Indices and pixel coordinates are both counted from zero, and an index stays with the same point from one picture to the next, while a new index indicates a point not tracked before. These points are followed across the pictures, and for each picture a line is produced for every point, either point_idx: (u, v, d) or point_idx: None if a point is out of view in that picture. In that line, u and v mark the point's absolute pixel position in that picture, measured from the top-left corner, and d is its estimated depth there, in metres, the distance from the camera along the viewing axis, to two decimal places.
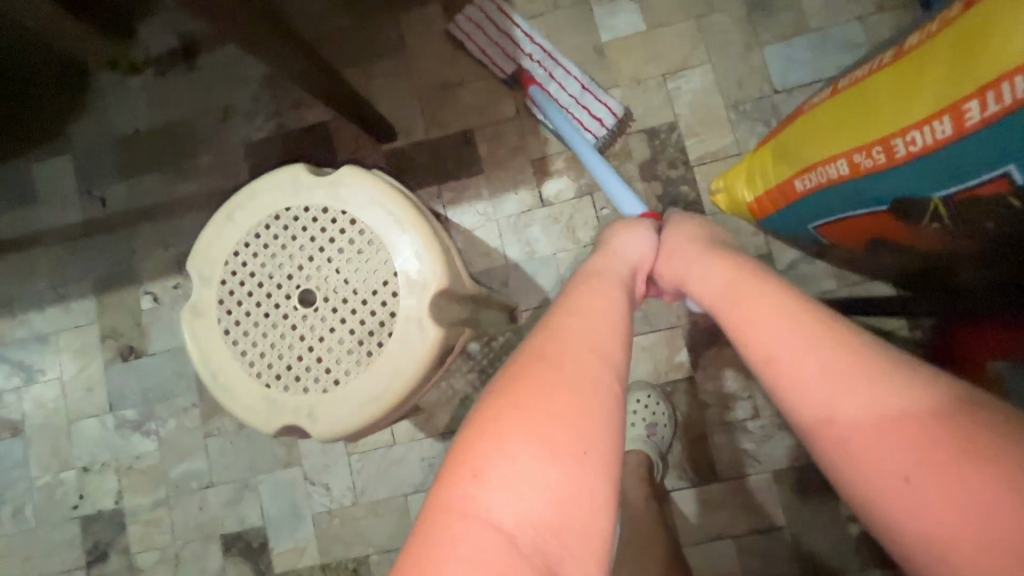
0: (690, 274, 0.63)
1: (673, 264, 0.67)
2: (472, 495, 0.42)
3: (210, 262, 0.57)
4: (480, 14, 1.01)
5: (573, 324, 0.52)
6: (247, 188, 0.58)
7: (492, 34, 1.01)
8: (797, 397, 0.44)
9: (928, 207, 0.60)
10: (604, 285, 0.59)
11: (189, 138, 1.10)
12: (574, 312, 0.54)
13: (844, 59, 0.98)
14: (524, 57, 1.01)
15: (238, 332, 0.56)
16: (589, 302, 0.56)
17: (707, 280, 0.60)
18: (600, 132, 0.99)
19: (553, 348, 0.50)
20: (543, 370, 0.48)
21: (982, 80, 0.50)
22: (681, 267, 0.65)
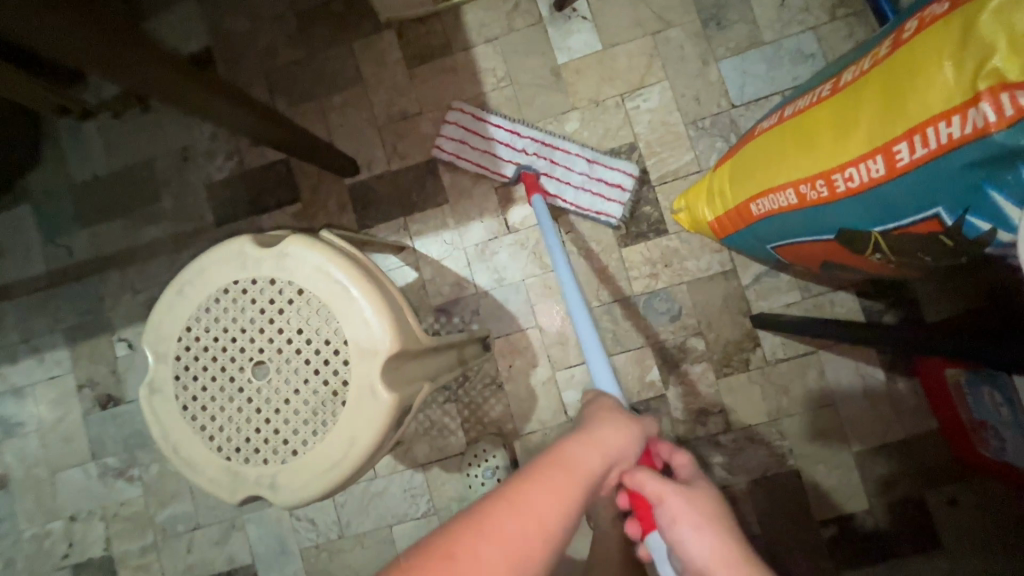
0: (694, 535, 0.51)
1: (673, 503, 0.54)
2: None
3: (162, 339, 0.57)
4: (460, 130, 1.02)
5: (506, 519, 0.41)
6: (193, 263, 0.58)
7: (479, 145, 1.01)
8: None
9: (869, 239, 0.61)
10: (560, 473, 0.47)
11: (151, 181, 1.10)
12: (508, 496, 0.43)
13: (799, 70, 0.98)
14: (520, 155, 1.00)
15: (195, 407, 0.56)
16: (528, 496, 0.43)
17: (723, 558, 0.49)
18: (624, 197, 0.98)
19: (468, 541, 0.39)
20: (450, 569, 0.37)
21: (908, 123, 0.51)
22: (685, 519, 0.53)
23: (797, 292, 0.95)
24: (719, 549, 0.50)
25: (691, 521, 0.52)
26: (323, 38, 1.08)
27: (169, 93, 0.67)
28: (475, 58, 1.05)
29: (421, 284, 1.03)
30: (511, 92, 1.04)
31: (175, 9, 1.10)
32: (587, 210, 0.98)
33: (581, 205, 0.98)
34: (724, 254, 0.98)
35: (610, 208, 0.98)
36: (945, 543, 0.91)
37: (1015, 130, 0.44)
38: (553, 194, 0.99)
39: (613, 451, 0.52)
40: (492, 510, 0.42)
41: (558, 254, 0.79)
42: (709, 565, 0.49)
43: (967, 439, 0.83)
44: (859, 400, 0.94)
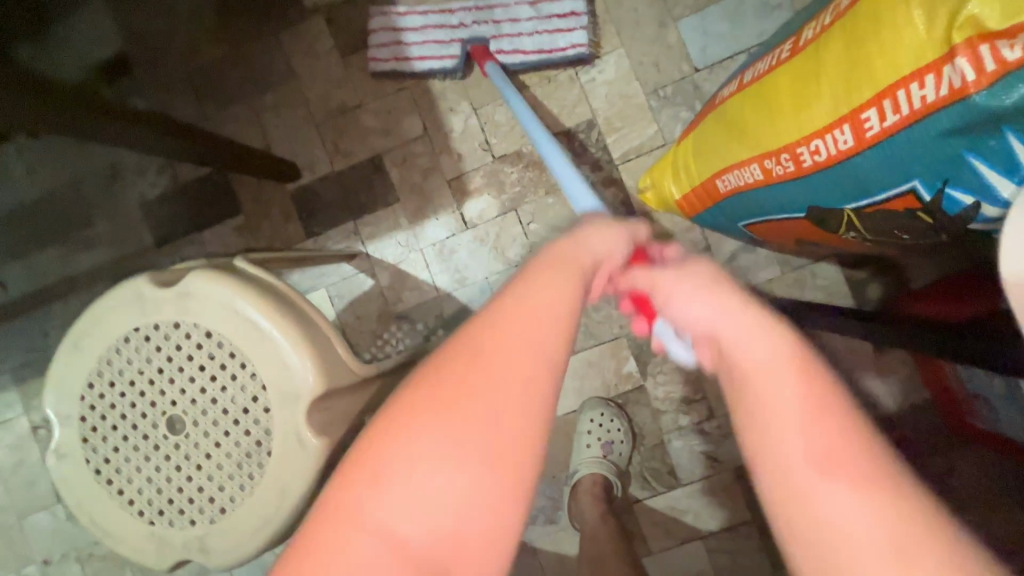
0: (688, 300, 0.37)
1: (665, 282, 0.39)
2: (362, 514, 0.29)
3: (64, 400, 0.52)
4: (389, 34, 0.94)
5: (509, 316, 0.32)
6: (89, 311, 0.52)
7: (414, 38, 0.94)
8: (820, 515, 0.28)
9: (842, 217, 0.55)
10: (558, 263, 0.36)
11: (80, 204, 1.02)
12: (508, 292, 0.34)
13: (765, 24, 0.89)
14: (463, 30, 0.93)
15: (110, 471, 0.51)
16: (528, 286, 0.34)
17: (731, 324, 0.34)
18: (584, 21, 0.91)
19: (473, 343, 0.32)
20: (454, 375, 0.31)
21: (878, 87, 0.44)
22: (681, 288, 0.38)
23: (777, 267, 0.89)
24: (737, 314, 0.34)
25: (678, 288, 0.38)
26: (248, 30, 0.99)
27: (70, 124, 0.62)
28: None
29: (379, 291, 0.97)
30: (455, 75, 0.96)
31: (82, 10, 1.00)
32: (552, 52, 0.91)
33: (542, 48, 0.91)
34: (696, 233, 0.91)
35: (573, 38, 0.91)
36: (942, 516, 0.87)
37: (995, 90, 0.38)
38: (511, 52, 0.92)
39: (595, 248, 0.40)
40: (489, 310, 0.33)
41: (547, 141, 0.71)
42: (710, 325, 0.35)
43: (958, 410, 0.77)
44: (846, 375, 0.90)
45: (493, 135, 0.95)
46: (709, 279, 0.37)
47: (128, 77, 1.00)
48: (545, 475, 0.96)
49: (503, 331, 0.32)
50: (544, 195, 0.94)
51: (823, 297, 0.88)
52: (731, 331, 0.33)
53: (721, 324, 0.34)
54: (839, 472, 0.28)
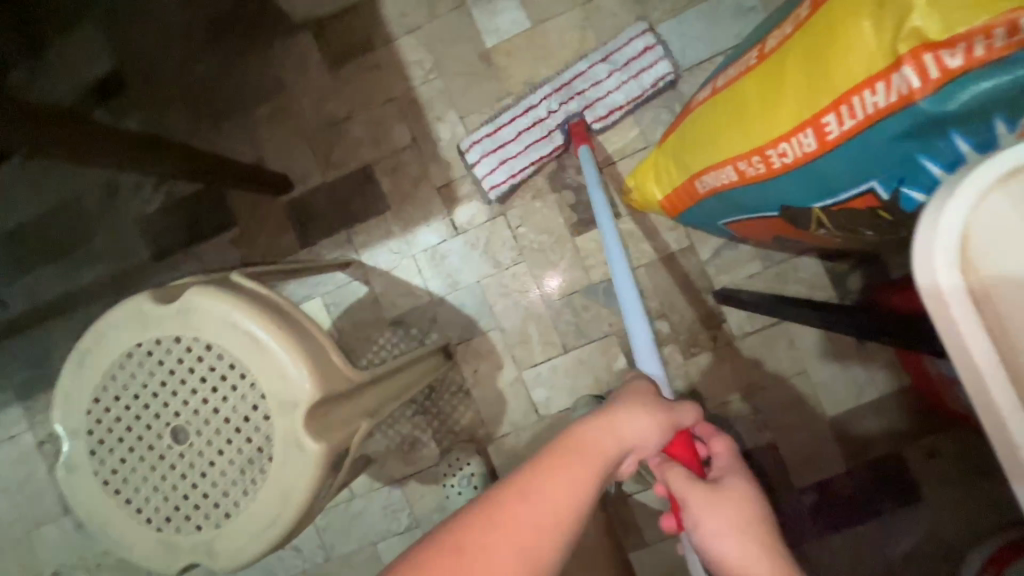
0: (723, 536, 0.43)
1: (701, 505, 0.45)
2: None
3: (71, 414, 0.54)
4: (483, 147, 0.92)
5: (520, 515, 0.37)
6: (93, 328, 0.54)
7: (509, 137, 0.92)
8: None
9: (811, 215, 0.57)
10: (578, 458, 0.41)
11: (77, 222, 1.04)
12: (525, 486, 0.38)
13: (740, 26, 0.92)
14: (555, 114, 0.91)
15: (118, 481, 0.53)
16: (546, 486, 0.39)
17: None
18: (659, 51, 0.89)
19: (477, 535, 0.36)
20: (452, 569, 0.34)
21: (835, 91, 0.46)
22: (714, 523, 0.44)
23: (759, 263, 0.92)
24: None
25: (716, 522, 0.44)
26: (236, 47, 1.01)
27: (76, 155, 0.66)
28: (399, 51, 0.99)
29: (374, 298, 0.99)
30: (441, 84, 0.98)
31: (72, 32, 1.02)
32: (645, 94, 0.90)
33: (637, 96, 0.90)
34: (680, 232, 0.94)
35: (657, 72, 0.89)
36: (925, 496, 0.89)
37: (938, 96, 0.41)
38: (607, 114, 0.90)
39: (635, 437, 0.44)
40: (513, 503, 0.37)
41: (608, 225, 0.71)
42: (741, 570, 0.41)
43: (939, 393, 0.80)
44: (829, 365, 0.92)
45: None
46: (742, 522, 0.43)
47: (119, 96, 1.02)
48: None
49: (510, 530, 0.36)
50: (532, 199, 0.97)
51: (805, 290, 0.91)
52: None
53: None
54: None
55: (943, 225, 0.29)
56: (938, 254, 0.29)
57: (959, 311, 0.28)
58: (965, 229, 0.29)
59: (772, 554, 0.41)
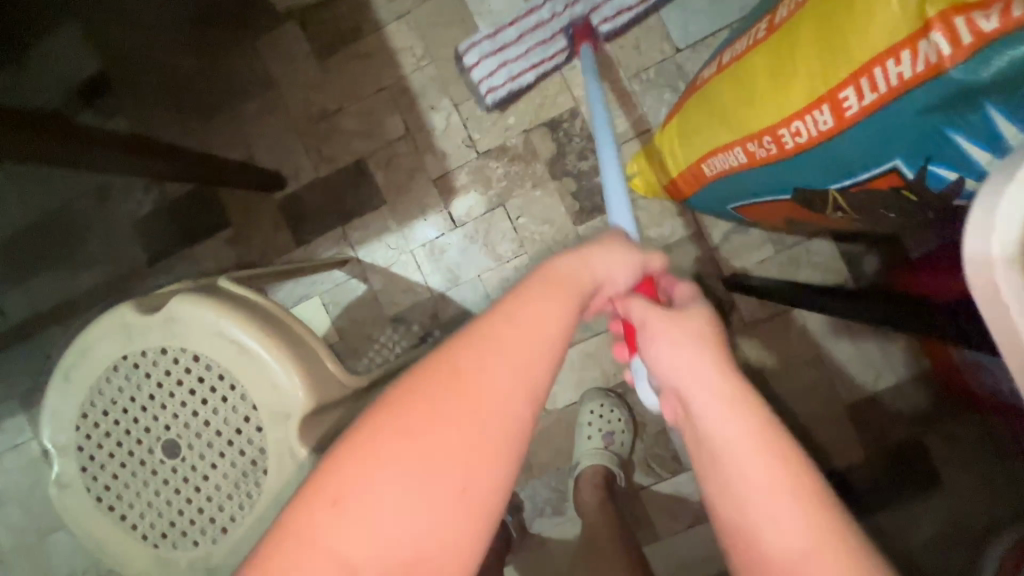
0: (671, 349, 0.40)
1: (653, 323, 0.42)
2: (327, 525, 0.31)
3: (60, 431, 0.52)
4: (485, 45, 0.91)
5: (502, 341, 0.35)
6: (76, 342, 0.52)
7: (512, 39, 0.90)
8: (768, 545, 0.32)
9: (827, 198, 0.53)
10: (559, 286, 0.39)
11: (70, 227, 1.02)
12: (505, 315, 0.36)
13: None
14: (558, 18, 0.90)
15: (111, 497, 0.52)
16: (526, 311, 0.37)
17: (696, 379, 0.38)
18: None
19: (462, 364, 0.34)
20: (440, 392, 0.33)
21: (854, 63, 0.43)
22: (662, 336, 0.41)
23: (770, 247, 0.88)
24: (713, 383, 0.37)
25: (665, 336, 0.41)
26: (221, 40, 0.97)
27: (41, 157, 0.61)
28: (388, 38, 0.95)
29: (373, 295, 0.97)
30: (433, 71, 0.95)
31: (53, 31, 0.99)
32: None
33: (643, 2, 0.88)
34: (686, 217, 0.90)
35: None
36: (947, 483, 0.86)
37: (972, 64, 0.37)
38: (614, 15, 0.88)
39: (605, 268, 0.43)
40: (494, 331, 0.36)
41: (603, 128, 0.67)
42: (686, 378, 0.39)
43: (963, 379, 0.76)
44: (845, 351, 0.89)
45: (476, 130, 0.94)
46: (693, 332, 0.41)
47: (104, 95, 0.99)
48: (550, 467, 0.96)
49: (494, 354, 0.35)
50: (532, 188, 0.93)
51: (819, 274, 0.87)
52: (701, 389, 0.37)
53: (695, 383, 0.38)
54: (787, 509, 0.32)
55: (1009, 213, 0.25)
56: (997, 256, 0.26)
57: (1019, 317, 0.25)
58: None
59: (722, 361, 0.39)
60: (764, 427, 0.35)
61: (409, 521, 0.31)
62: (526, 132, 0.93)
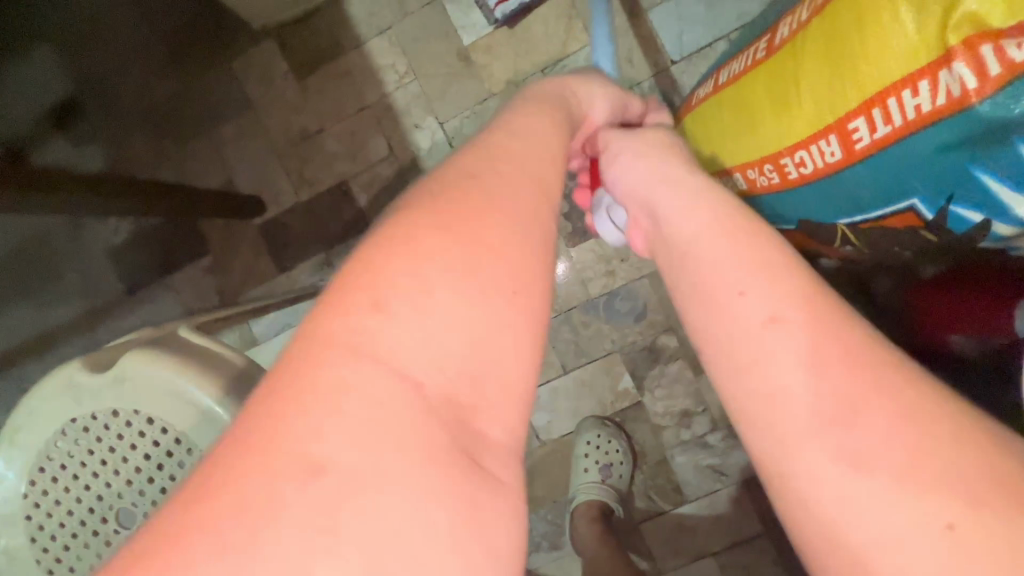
0: (637, 175, 0.42)
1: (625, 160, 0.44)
2: (367, 327, 0.25)
3: (8, 500, 0.48)
4: None
5: (514, 156, 0.34)
6: (24, 405, 0.48)
7: None
8: (755, 313, 0.29)
9: (835, 232, 0.49)
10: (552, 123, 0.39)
11: (46, 257, 0.98)
12: (508, 143, 0.35)
13: (744, 5, 0.83)
14: None
15: (62, 571, 0.47)
16: (527, 131, 0.37)
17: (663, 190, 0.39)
18: None
19: (478, 166, 0.32)
20: (461, 185, 0.31)
21: (864, 93, 0.38)
22: (632, 171, 0.42)
23: None
24: (690, 187, 0.37)
25: (635, 161, 0.43)
26: (199, 62, 0.94)
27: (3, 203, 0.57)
28: (369, 54, 0.91)
29: None
30: (417, 88, 0.90)
31: (23, 54, 0.95)
32: None
33: None
34: None
35: None
36: None
37: (1001, 99, 0.33)
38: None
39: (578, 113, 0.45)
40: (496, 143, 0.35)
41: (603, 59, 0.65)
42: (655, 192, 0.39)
43: None
44: None
45: None
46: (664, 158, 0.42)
47: (80, 121, 0.96)
48: (547, 500, 0.92)
49: (510, 159, 0.33)
50: None
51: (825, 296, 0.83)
52: (672, 189, 0.38)
53: (661, 199, 0.38)
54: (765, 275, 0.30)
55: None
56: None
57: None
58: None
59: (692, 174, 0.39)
60: (734, 210, 0.34)
61: (474, 319, 0.26)
62: None
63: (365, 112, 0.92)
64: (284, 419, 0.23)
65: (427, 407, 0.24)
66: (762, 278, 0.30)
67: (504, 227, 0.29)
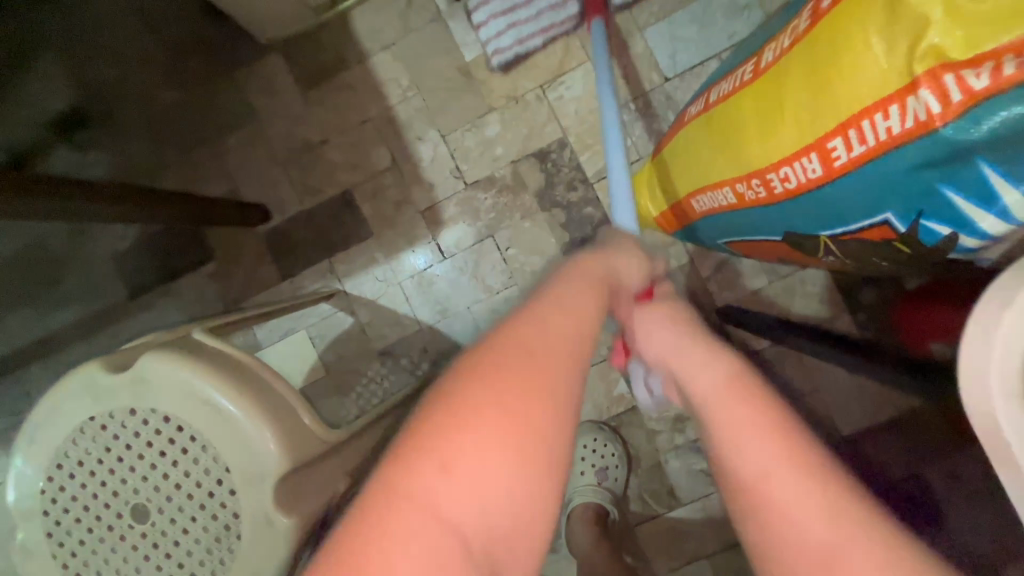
0: (656, 337, 0.46)
1: (644, 323, 0.48)
2: (434, 489, 0.30)
3: (25, 495, 0.50)
4: (498, 9, 0.90)
5: (557, 309, 0.36)
6: (42, 404, 0.50)
7: (528, 7, 0.89)
8: (756, 476, 0.33)
9: (818, 243, 0.52)
10: (594, 275, 0.41)
11: (51, 263, 1.00)
12: (552, 296, 0.37)
13: (733, 26, 0.87)
14: None
15: (77, 564, 0.49)
16: (574, 290, 0.39)
17: (681, 355, 0.43)
18: None
19: (535, 333, 0.34)
20: (520, 353, 0.33)
21: (841, 115, 0.42)
22: (652, 331, 0.47)
23: (763, 278, 0.87)
24: (694, 351, 0.42)
25: (658, 326, 0.47)
26: (207, 75, 0.96)
27: (17, 208, 0.59)
28: (374, 68, 0.94)
29: (360, 328, 0.95)
30: (419, 102, 0.93)
31: (31, 66, 0.97)
32: None
33: None
34: (678, 248, 0.89)
35: None
36: (950, 520, 0.84)
37: (963, 123, 0.36)
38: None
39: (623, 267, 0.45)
40: (549, 304, 0.37)
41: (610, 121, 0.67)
42: (673, 356, 0.43)
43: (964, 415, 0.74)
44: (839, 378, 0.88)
45: (464, 161, 0.93)
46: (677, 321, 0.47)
47: (86, 129, 0.97)
48: None
49: (562, 323, 0.36)
50: (520, 219, 0.92)
51: (812, 305, 0.86)
52: (687, 357, 0.42)
53: (680, 360, 0.42)
54: (764, 436, 0.34)
55: (1002, 339, 0.26)
56: (993, 383, 0.26)
57: (1013, 434, 0.26)
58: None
59: (701, 340, 0.43)
60: (740, 374, 0.38)
61: (511, 497, 0.31)
62: (514, 163, 0.92)
63: (370, 124, 0.94)
64: (363, 556, 0.27)
65: (468, 555, 0.29)
66: (748, 434, 0.34)
67: (548, 398, 0.32)
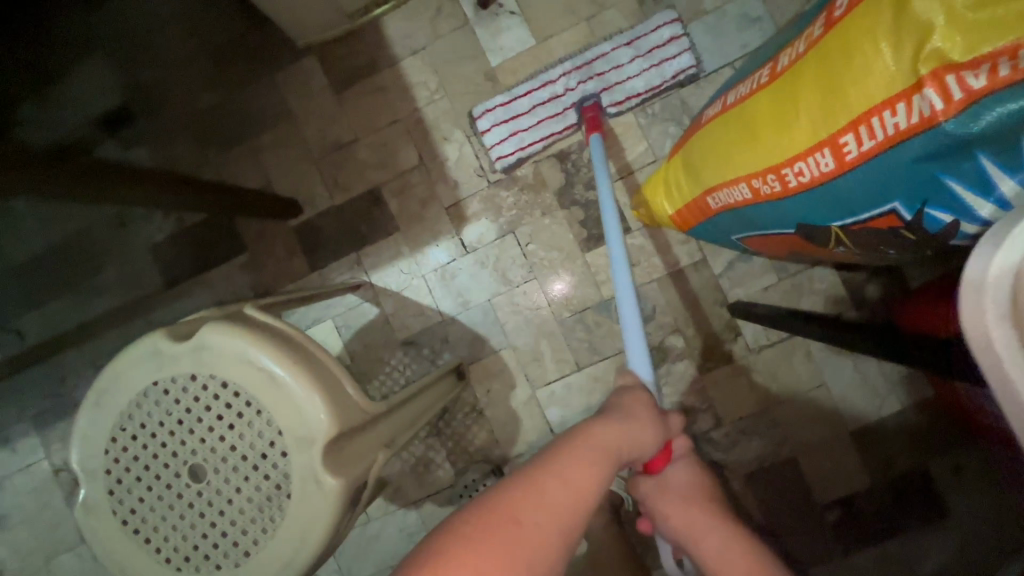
0: (680, 512, 0.58)
1: (667, 501, 0.59)
2: None
3: (89, 454, 0.53)
4: (500, 117, 0.94)
5: (551, 481, 0.41)
6: (108, 369, 0.54)
7: (530, 116, 0.93)
8: None
9: (829, 234, 0.56)
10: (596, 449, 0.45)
11: (91, 253, 1.04)
12: (550, 473, 0.41)
13: (746, 37, 0.91)
14: (574, 100, 0.92)
15: (136, 520, 0.53)
16: (573, 465, 0.43)
17: (711, 542, 0.54)
18: (686, 45, 0.90)
19: (528, 508, 0.39)
20: (511, 527, 0.37)
21: (853, 112, 0.46)
22: (676, 506, 0.59)
23: (773, 275, 0.91)
24: (716, 533, 0.55)
25: (679, 495, 0.59)
26: (245, 75, 1.01)
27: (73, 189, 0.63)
28: (403, 72, 0.99)
29: (385, 319, 0.99)
30: (446, 104, 0.98)
31: (80, 65, 1.03)
32: (664, 81, 0.91)
33: (654, 86, 0.91)
34: (692, 246, 0.93)
35: (680, 61, 0.90)
36: (952, 512, 0.87)
37: (963, 118, 0.40)
38: (624, 100, 0.91)
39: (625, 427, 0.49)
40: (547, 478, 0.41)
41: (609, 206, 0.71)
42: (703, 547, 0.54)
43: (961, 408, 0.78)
44: (847, 373, 0.91)
45: (488, 160, 0.97)
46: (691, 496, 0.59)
47: (130, 126, 1.03)
48: None
49: (551, 502, 0.40)
50: (541, 216, 0.96)
51: (820, 302, 0.89)
52: (717, 550, 0.53)
53: (707, 543, 0.54)
54: None
55: (991, 280, 0.30)
56: (989, 310, 0.30)
57: (1008, 361, 0.29)
58: (1016, 279, 0.30)
59: (722, 526, 0.55)
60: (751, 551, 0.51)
61: None
62: (536, 163, 0.96)
63: (398, 124, 0.99)
64: None
65: None
66: None
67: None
